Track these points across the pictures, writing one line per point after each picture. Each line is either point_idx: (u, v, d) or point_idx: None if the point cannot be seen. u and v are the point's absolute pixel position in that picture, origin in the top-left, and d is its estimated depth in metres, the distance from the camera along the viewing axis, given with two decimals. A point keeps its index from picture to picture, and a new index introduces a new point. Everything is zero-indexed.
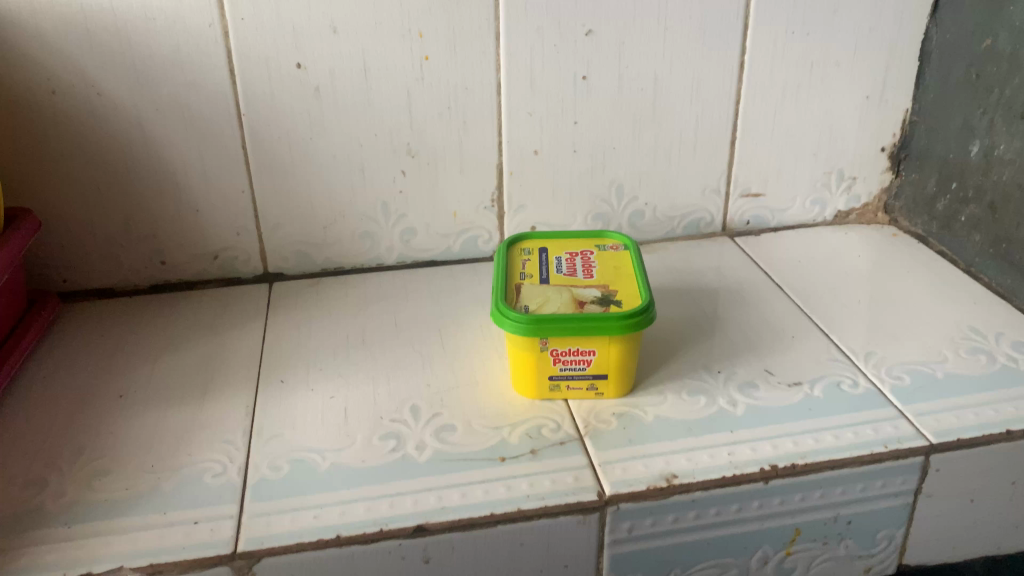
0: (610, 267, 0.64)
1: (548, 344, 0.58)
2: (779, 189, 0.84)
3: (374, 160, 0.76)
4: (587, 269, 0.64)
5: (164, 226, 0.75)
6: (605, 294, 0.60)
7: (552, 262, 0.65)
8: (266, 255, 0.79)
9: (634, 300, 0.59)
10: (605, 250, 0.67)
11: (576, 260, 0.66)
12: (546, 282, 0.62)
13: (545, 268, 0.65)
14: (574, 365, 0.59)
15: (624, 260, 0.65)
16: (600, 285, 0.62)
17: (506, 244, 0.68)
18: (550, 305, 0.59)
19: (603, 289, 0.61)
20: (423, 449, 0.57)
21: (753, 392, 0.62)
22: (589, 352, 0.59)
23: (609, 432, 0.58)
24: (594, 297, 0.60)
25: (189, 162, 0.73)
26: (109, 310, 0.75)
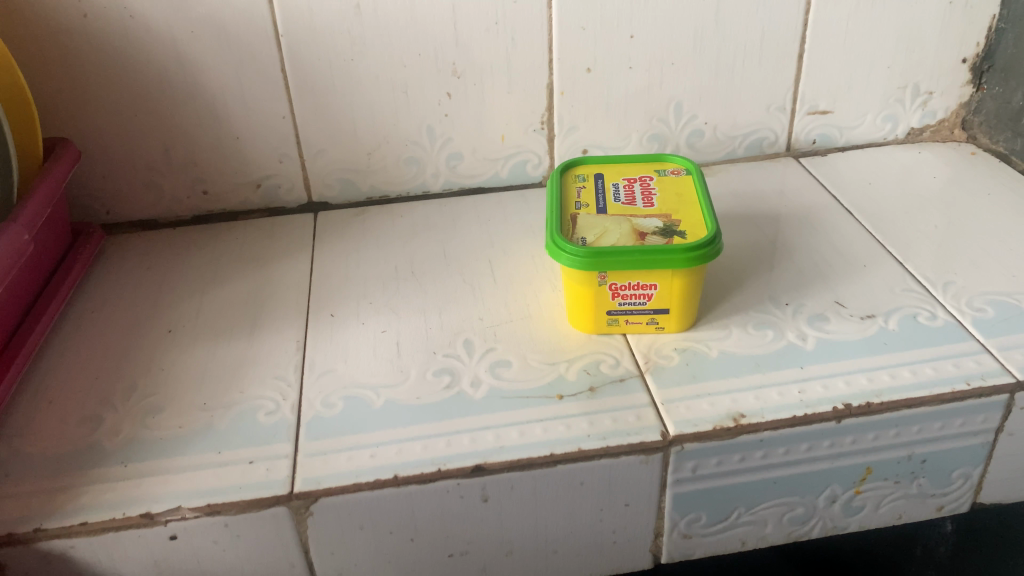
0: (672, 195, 0.61)
1: (608, 278, 0.56)
2: (849, 105, 0.79)
3: (418, 81, 0.72)
4: (648, 197, 0.61)
5: (205, 154, 0.73)
6: (667, 224, 0.57)
7: (609, 190, 0.62)
8: (310, 183, 0.76)
9: (699, 231, 0.56)
10: (665, 176, 0.63)
11: (635, 187, 0.62)
12: (604, 212, 0.59)
13: (601, 196, 0.61)
14: (634, 299, 0.57)
15: (686, 186, 0.62)
16: (662, 215, 0.58)
17: (558, 168, 0.64)
18: (608, 238, 0.56)
19: (665, 219, 0.58)
20: (478, 385, 0.55)
21: (823, 326, 0.59)
22: (650, 286, 0.56)
23: (671, 368, 0.56)
24: (656, 228, 0.57)
25: (227, 86, 0.70)
26: (154, 241, 0.74)
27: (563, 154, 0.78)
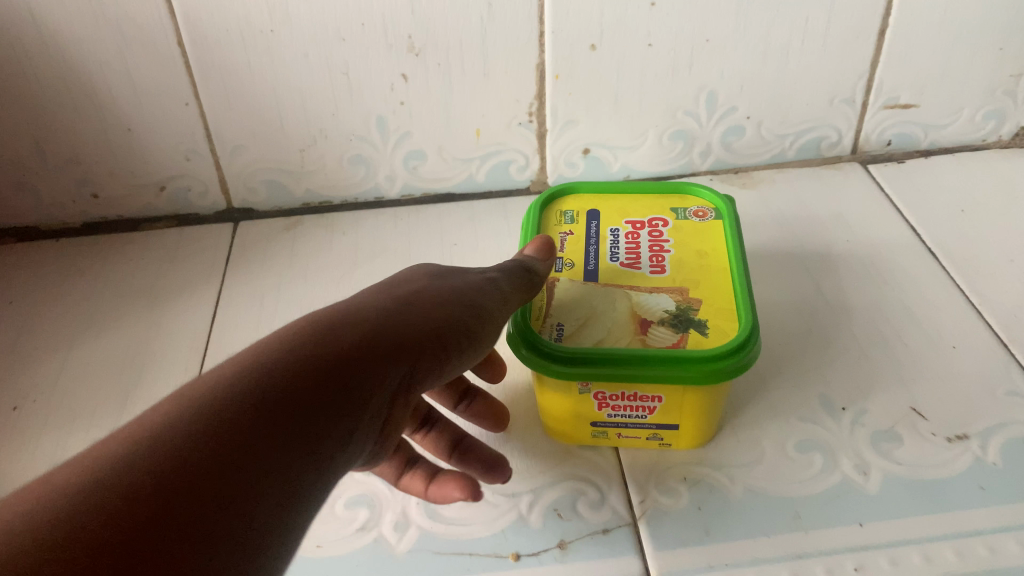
0: (692, 254, 0.43)
1: (591, 386, 0.39)
2: (940, 99, 0.59)
3: (362, 59, 0.53)
4: (657, 257, 0.44)
5: (88, 148, 0.56)
6: (680, 305, 0.40)
7: (606, 245, 0.45)
8: (228, 186, 0.59)
9: (730, 322, 0.39)
10: (685, 221, 0.46)
11: (641, 238, 0.45)
12: (594, 280, 0.42)
13: (594, 254, 0.44)
14: (629, 411, 0.40)
15: (713, 236, 0.44)
16: (677, 289, 0.41)
17: (538, 202, 0.47)
18: (596, 327, 0.39)
19: (680, 298, 0.41)
20: (405, 529, 0.40)
21: (893, 451, 0.42)
22: (652, 398, 0.39)
23: (677, 513, 0.40)
24: (666, 313, 0.40)
25: (108, 63, 0.52)
26: (25, 261, 0.58)
27: (559, 154, 0.60)
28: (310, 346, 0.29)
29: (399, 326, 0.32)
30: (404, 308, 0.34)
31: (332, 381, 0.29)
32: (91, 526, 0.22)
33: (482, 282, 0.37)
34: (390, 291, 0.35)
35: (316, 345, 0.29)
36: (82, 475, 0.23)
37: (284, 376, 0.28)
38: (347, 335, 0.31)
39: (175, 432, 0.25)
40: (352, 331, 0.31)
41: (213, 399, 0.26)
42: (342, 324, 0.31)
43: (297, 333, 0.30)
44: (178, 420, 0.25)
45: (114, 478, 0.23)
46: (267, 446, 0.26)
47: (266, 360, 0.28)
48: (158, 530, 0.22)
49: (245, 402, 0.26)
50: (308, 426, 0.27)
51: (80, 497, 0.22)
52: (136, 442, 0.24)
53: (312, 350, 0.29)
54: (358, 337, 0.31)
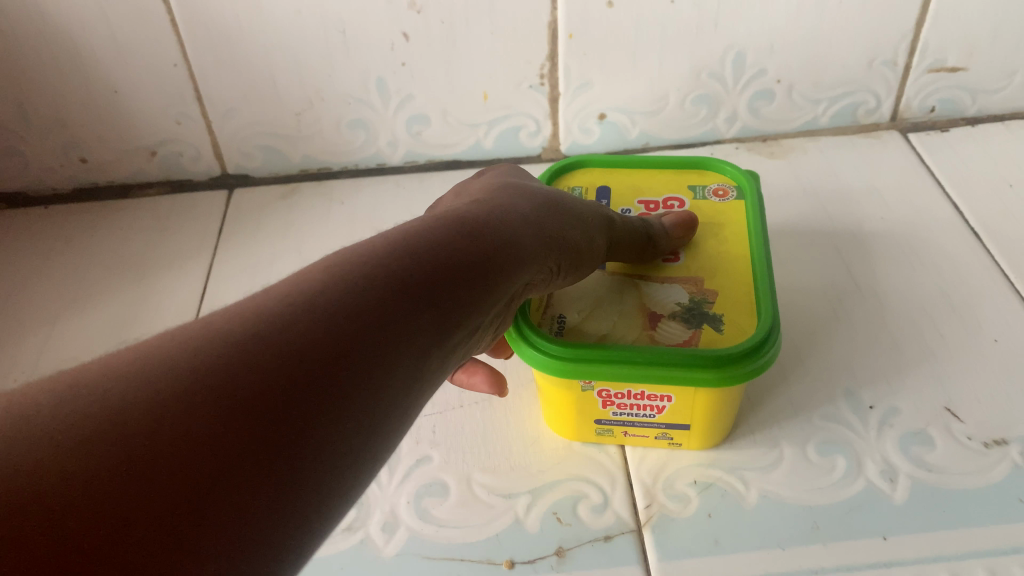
0: (709, 240, 0.40)
1: (595, 385, 0.36)
2: (991, 60, 0.54)
3: (359, 15, 0.49)
4: None
5: (73, 110, 0.53)
6: (694, 299, 0.37)
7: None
8: (221, 151, 0.56)
9: (748, 317, 0.36)
10: (703, 201, 0.43)
11: None
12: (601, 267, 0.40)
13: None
14: (636, 411, 0.37)
15: (732, 218, 0.41)
16: (690, 280, 0.38)
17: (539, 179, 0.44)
18: (601, 321, 0.37)
19: (694, 289, 0.38)
20: (393, 530, 0.37)
21: (925, 456, 0.39)
22: (661, 398, 0.36)
23: (685, 520, 0.37)
24: (678, 307, 0.37)
25: (89, 22, 0.49)
26: (12, 230, 0.56)
27: (573, 119, 0.56)
28: (452, 235, 0.27)
29: (531, 231, 0.30)
30: (533, 214, 0.31)
31: (476, 274, 0.27)
32: (242, 381, 0.19)
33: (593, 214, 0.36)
34: (514, 192, 0.33)
35: (458, 237, 0.27)
36: (236, 326, 0.21)
37: (431, 261, 0.25)
38: (487, 233, 0.28)
39: (328, 300, 0.22)
40: (493, 230, 0.29)
41: (363, 272, 0.24)
42: (479, 221, 0.29)
43: (434, 222, 0.28)
44: (330, 287, 0.23)
45: (270, 332, 0.21)
46: (414, 334, 0.23)
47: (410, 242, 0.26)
48: (310, 399, 0.20)
49: (396, 283, 0.24)
50: (449, 320, 0.25)
51: (237, 345, 0.20)
52: (290, 301, 0.22)
53: (455, 239, 0.27)
54: (496, 239, 0.28)
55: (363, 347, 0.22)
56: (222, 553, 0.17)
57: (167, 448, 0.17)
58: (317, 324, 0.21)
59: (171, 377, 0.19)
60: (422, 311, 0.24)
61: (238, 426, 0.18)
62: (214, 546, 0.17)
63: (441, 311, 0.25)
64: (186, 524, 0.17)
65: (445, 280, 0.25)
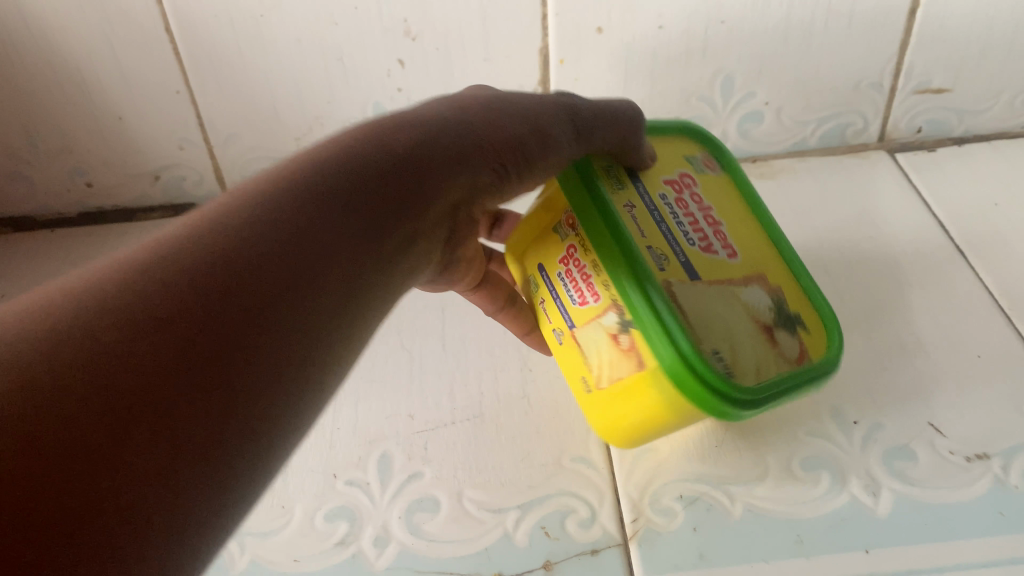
0: (745, 235, 0.41)
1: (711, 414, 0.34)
2: (976, 82, 0.55)
3: (357, 44, 0.51)
4: (719, 234, 0.40)
5: (79, 136, 0.55)
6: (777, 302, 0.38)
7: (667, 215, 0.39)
8: (224, 175, 0.57)
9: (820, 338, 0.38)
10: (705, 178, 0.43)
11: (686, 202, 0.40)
12: (696, 277, 0.36)
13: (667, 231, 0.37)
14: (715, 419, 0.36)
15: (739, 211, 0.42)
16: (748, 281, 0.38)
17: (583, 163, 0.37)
18: (736, 337, 0.34)
19: (767, 290, 0.38)
20: (384, 544, 0.38)
21: (907, 470, 0.39)
22: None
23: (670, 535, 0.38)
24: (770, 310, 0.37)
25: (95, 51, 0.50)
26: (19, 253, 0.57)
27: None
28: (369, 154, 0.29)
29: (472, 145, 0.32)
30: (480, 120, 0.33)
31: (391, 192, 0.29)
32: (161, 293, 0.21)
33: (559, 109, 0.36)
34: (459, 104, 0.34)
35: (374, 156, 0.29)
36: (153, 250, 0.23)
37: (354, 177, 0.28)
38: (401, 145, 0.30)
39: (241, 220, 0.24)
40: (408, 143, 0.30)
41: (276, 192, 0.26)
42: (395, 134, 0.30)
43: (351, 136, 0.30)
44: (244, 209, 0.25)
45: (182, 250, 0.23)
46: (330, 241, 0.26)
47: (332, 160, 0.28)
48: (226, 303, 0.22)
49: (308, 198, 0.26)
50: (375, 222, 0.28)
51: (152, 263, 0.22)
52: (204, 222, 0.24)
53: (372, 158, 0.29)
54: (412, 153, 0.30)
55: (279, 259, 0.24)
56: (153, 445, 0.19)
57: (88, 352, 0.19)
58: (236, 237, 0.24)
59: (94, 297, 0.21)
60: (347, 217, 0.27)
61: (159, 330, 0.20)
62: (146, 437, 0.19)
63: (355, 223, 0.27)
64: (114, 427, 0.19)
65: (370, 192, 0.28)
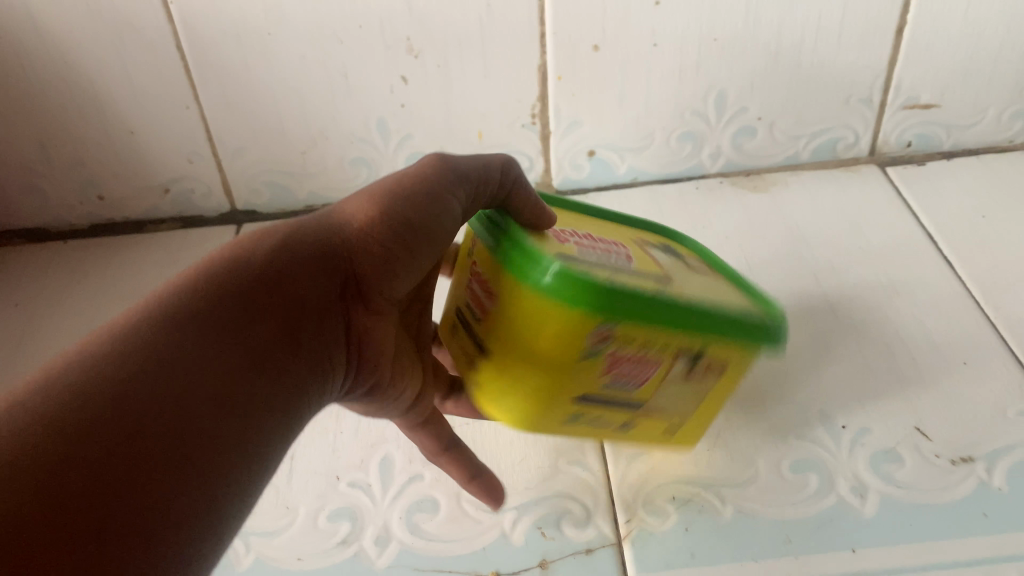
0: (612, 229, 0.41)
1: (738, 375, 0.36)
2: (963, 97, 0.57)
3: (361, 61, 0.53)
4: (603, 232, 0.39)
5: (91, 150, 0.56)
6: (663, 244, 0.42)
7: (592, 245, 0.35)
8: (231, 188, 0.59)
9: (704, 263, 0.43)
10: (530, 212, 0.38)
11: (575, 230, 0.38)
12: (666, 272, 0.36)
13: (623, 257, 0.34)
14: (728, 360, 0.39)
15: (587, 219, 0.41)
16: (633, 240, 0.39)
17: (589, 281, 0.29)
18: (705, 283, 0.38)
19: (652, 242, 0.42)
20: (385, 544, 0.39)
21: (893, 473, 0.40)
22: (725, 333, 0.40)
23: (662, 535, 0.39)
24: (672, 253, 0.41)
25: (108, 67, 0.52)
26: (31, 262, 0.59)
27: (564, 156, 0.59)
28: (295, 260, 0.30)
29: (359, 248, 0.31)
30: (355, 225, 0.32)
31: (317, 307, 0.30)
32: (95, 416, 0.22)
33: (430, 192, 0.33)
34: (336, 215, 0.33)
35: (302, 263, 0.30)
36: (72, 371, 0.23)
37: (272, 279, 0.29)
38: (326, 249, 0.31)
39: (166, 337, 0.25)
40: (334, 246, 0.31)
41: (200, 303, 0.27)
42: (324, 237, 0.31)
43: (270, 239, 0.30)
44: (168, 325, 0.26)
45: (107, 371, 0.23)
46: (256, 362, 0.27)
47: (251, 264, 0.29)
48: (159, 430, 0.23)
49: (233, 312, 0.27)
50: (291, 337, 0.29)
51: (75, 387, 0.22)
52: (125, 337, 0.25)
53: (299, 265, 0.30)
54: (340, 258, 0.31)
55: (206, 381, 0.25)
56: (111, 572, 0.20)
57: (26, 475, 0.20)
58: (151, 355, 0.24)
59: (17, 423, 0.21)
60: (262, 326, 0.28)
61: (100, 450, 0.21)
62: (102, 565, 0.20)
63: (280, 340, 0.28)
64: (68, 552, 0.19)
65: (284, 301, 0.29)
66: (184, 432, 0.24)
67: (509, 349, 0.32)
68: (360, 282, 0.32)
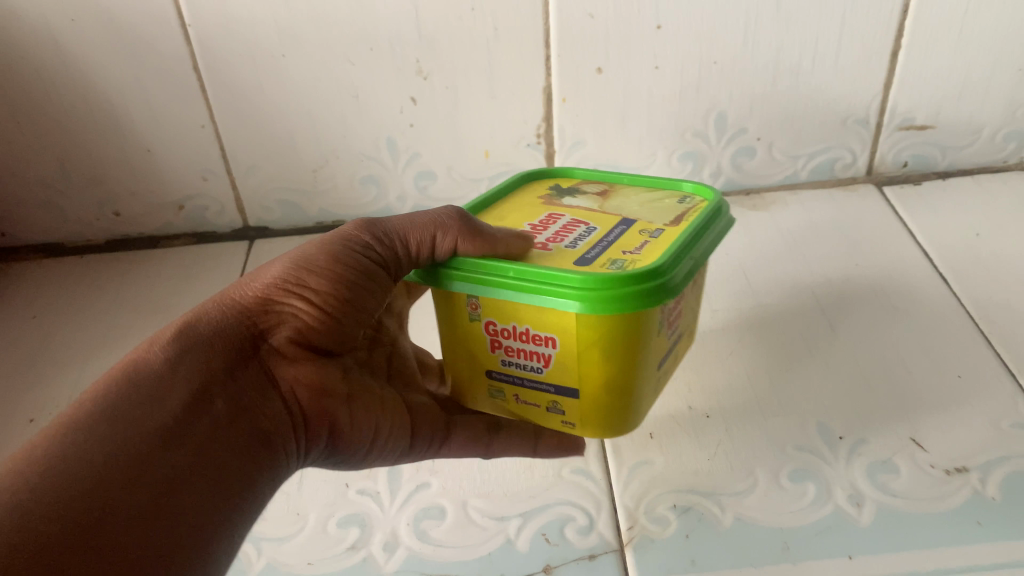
0: (547, 208, 0.42)
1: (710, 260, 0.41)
2: (957, 119, 0.58)
3: (371, 83, 0.55)
4: (555, 223, 0.40)
5: (109, 167, 0.58)
6: (582, 193, 0.45)
7: (592, 238, 0.38)
8: (244, 205, 0.61)
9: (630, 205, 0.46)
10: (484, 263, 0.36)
11: (542, 232, 0.39)
12: (647, 228, 0.39)
13: (616, 238, 0.38)
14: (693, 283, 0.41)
15: (524, 211, 0.42)
16: (550, 204, 0.43)
17: (643, 273, 0.32)
18: (652, 214, 0.41)
19: (578, 199, 0.44)
20: (393, 549, 0.40)
21: (889, 482, 0.41)
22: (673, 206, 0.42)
23: (663, 542, 0.40)
24: (597, 196, 0.44)
25: (128, 88, 0.54)
26: (48, 277, 0.60)
27: None
28: (191, 347, 0.31)
29: (259, 318, 0.33)
30: (255, 295, 0.33)
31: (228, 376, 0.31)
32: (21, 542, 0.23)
33: (338, 249, 0.33)
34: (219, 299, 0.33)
35: (200, 346, 0.31)
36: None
37: (173, 366, 0.30)
38: (222, 328, 0.32)
39: (73, 451, 0.26)
40: (228, 323, 0.32)
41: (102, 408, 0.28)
42: (216, 319, 0.32)
43: (157, 337, 0.31)
44: (73, 439, 0.26)
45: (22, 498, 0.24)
46: (175, 442, 0.28)
47: (150, 359, 0.30)
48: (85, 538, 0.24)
49: (135, 405, 0.28)
50: (215, 403, 0.30)
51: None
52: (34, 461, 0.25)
53: (196, 350, 0.31)
54: (236, 330, 0.32)
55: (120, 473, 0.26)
56: None
57: None
58: (66, 464, 0.26)
59: None
60: (174, 405, 0.29)
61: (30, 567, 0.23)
62: None
63: (195, 412, 0.29)
64: None
65: (194, 381, 0.30)
66: (109, 522, 0.25)
67: (580, 395, 0.36)
68: (268, 338, 0.33)
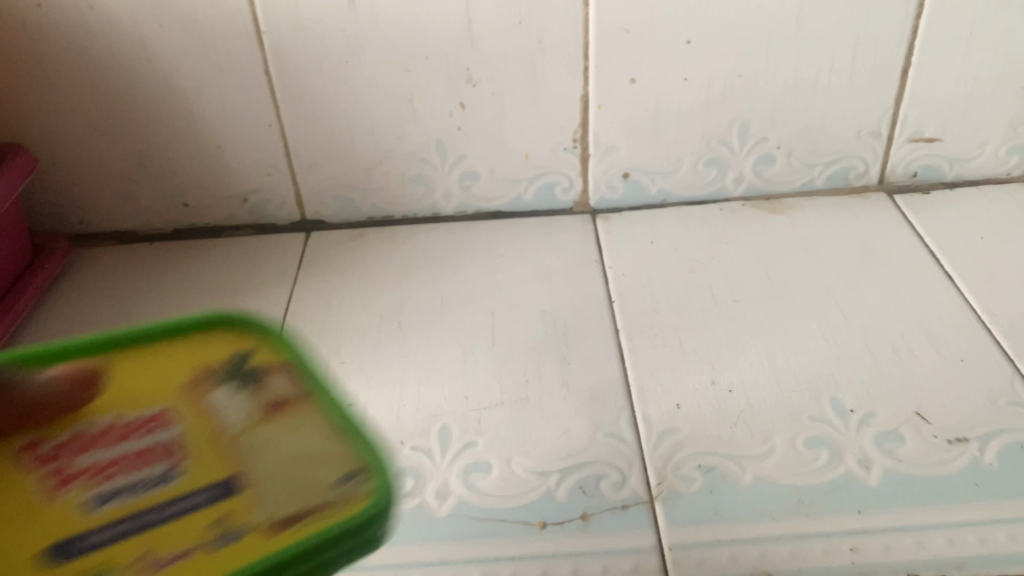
0: (153, 392, 0.34)
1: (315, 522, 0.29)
2: (962, 132, 0.63)
3: (425, 88, 0.60)
4: (137, 433, 0.33)
5: (182, 161, 0.64)
6: (234, 380, 0.34)
7: (131, 499, 0.30)
8: (303, 199, 0.66)
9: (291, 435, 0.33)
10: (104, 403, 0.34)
11: (114, 446, 0.32)
12: (227, 532, 0.29)
13: (169, 517, 0.29)
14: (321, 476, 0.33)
15: (150, 383, 0.35)
16: (188, 395, 0.34)
17: None
18: (270, 483, 0.30)
19: (222, 399, 0.34)
20: (445, 497, 0.45)
21: (896, 449, 0.45)
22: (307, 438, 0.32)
23: (690, 496, 0.44)
24: (252, 406, 0.33)
25: (205, 89, 0.60)
26: (124, 260, 0.65)
27: (601, 177, 0.65)
28: None
29: None
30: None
31: None
32: None
33: None
34: None
35: None
36: None
37: None
38: None
39: None
40: None
41: None
42: None
43: None
44: None
45: None
46: None
47: None
48: None
49: None
50: None
51: None
52: None
53: None
54: None
55: None
56: None
57: None
58: None
59: None
60: None
61: None
62: None
63: None
64: None
65: None
66: None
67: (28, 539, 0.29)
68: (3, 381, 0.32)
